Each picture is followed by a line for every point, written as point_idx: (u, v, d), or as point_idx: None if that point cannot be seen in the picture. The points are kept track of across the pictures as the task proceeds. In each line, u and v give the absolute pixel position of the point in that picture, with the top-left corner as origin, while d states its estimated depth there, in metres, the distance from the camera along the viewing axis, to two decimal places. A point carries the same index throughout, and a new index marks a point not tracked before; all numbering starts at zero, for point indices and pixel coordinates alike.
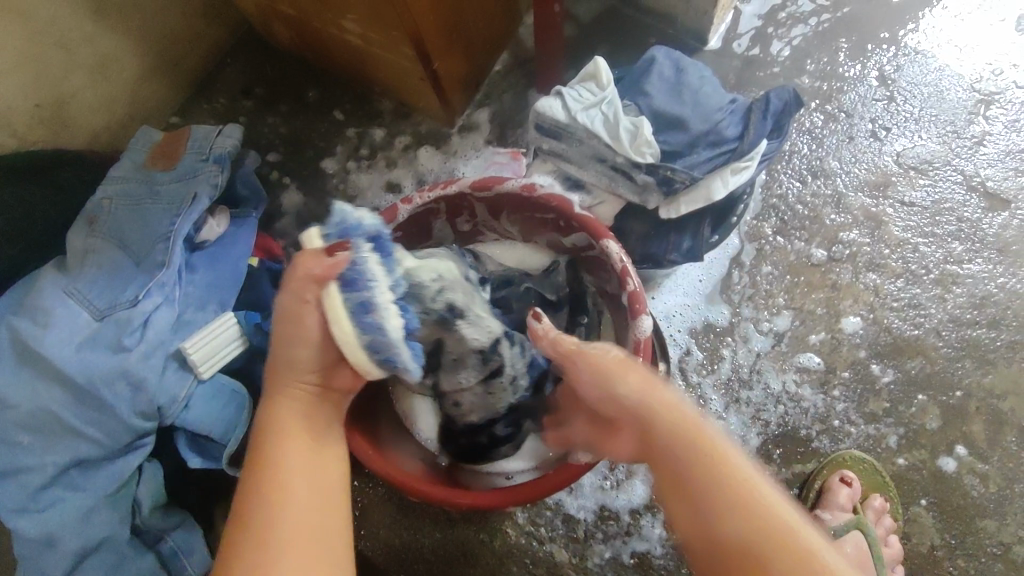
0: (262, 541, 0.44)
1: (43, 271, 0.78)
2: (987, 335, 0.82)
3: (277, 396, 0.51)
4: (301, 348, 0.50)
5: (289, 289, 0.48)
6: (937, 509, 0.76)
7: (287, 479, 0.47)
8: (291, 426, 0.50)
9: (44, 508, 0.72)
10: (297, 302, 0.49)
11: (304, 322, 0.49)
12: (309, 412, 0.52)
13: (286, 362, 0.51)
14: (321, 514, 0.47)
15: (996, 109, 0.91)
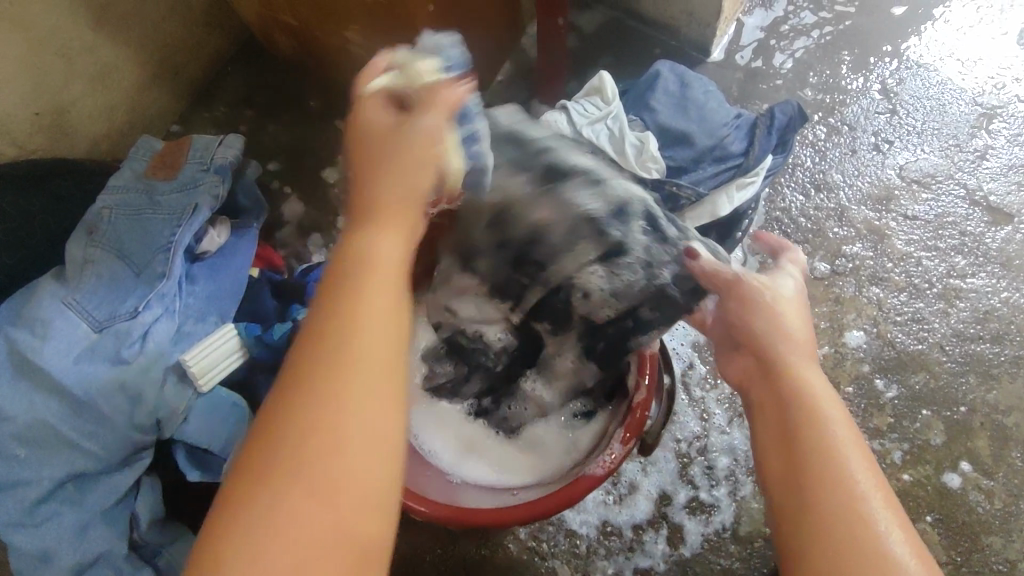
0: (301, 429, 0.38)
1: (41, 281, 0.78)
2: (990, 350, 0.82)
3: (356, 247, 0.44)
4: (384, 195, 0.45)
5: (366, 127, 0.47)
6: (942, 526, 0.76)
7: (343, 362, 0.39)
8: (362, 292, 0.41)
9: (39, 522, 0.71)
10: (383, 136, 0.46)
11: (393, 163, 0.45)
12: (386, 279, 0.42)
13: (367, 205, 0.45)
14: (372, 418, 0.39)
15: (998, 123, 0.91)
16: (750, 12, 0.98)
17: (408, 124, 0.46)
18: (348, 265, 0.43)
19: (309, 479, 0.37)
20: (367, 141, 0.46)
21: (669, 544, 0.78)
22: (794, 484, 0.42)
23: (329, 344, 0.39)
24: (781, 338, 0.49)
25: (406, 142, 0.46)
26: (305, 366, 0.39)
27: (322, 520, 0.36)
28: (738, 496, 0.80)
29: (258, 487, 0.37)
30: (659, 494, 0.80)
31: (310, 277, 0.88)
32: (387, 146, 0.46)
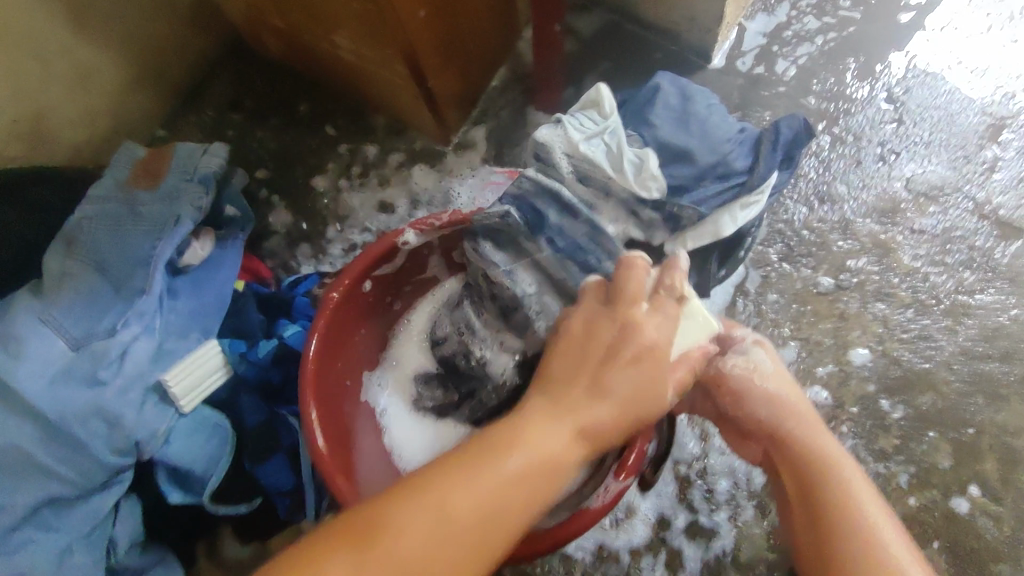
0: (425, 518, 0.41)
1: (16, 296, 0.72)
2: (999, 369, 0.79)
3: (552, 417, 0.46)
4: (599, 401, 0.46)
5: (625, 307, 0.49)
6: (949, 553, 0.73)
7: (488, 506, 0.42)
8: (523, 480, 0.44)
9: (10, 550, 0.66)
10: (643, 330, 0.48)
11: (651, 367, 0.47)
12: (549, 470, 0.45)
13: (575, 361, 0.48)
14: (459, 572, 0.41)
15: (1008, 133, 0.89)
16: (752, 17, 0.95)
17: (640, 317, 0.49)
18: (524, 433, 0.45)
19: (391, 564, 0.40)
20: (604, 325, 0.49)
21: (667, 570, 0.76)
22: (819, 535, 0.45)
23: (495, 472, 0.43)
24: (782, 407, 0.53)
25: (614, 356, 0.47)
26: (469, 466, 0.43)
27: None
28: (739, 520, 0.77)
29: (372, 531, 0.41)
30: (657, 518, 0.78)
31: (298, 290, 0.85)
32: (631, 332, 0.48)
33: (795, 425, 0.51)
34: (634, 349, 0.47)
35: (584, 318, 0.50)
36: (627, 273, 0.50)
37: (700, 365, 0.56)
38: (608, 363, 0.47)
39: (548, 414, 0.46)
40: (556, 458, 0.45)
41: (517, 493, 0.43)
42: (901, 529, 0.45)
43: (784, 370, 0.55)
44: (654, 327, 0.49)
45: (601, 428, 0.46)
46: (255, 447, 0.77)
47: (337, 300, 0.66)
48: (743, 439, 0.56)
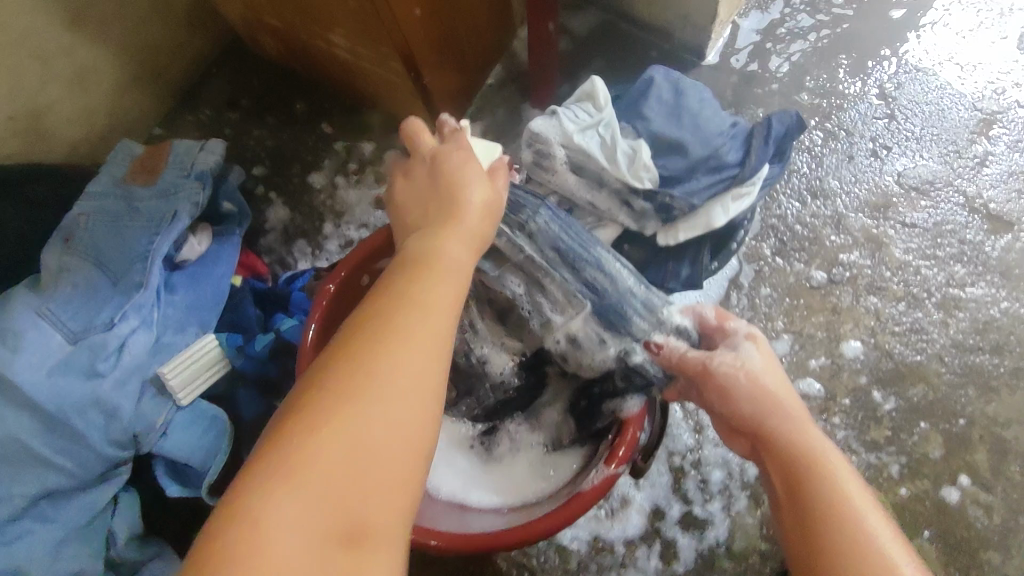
0: (344, 399, 0.36)
1: (14, 290, 0.73)
2: (990, 361, 0.80)
3: (433, 233, 0.47)
4: (458, 223, 0.47)
5: (438, 157, 0.51)
6: (940, 542, 0.74)
7: (404, 343, 0.39)
8: (422, 311, 0.41)
9: (10, 540, 0.67)
10: (466, 163, 0.51)
11: (465, 171, 0.50)
12: (459, 271, 0.45)
13: (432, 205, 0.49)
14: (412, 431, 0.37)
15: (998, 128, 0.89)
16: (746, 15, 0.96)
17: (478, 167, 0.51)
18: (434, 256, 0.44)
19: (333, 450, 0.35)
20: (445, 162, 0.51)
21: (662, 561, 0.77)
22: (811, 531, 0.46)
23: (401, 312, 0.40)
24: (771, 402, 0.52)
25: (450, 171, 0.50)
26: (381, 322, 0.40)
27: (341, 496, 0.34)
28: (733, 511, 0.78)
29: (293, 431, 0.35)
30: (652, 509, 0.78)
31: (295, 286, 0.85)
32: (456, 177, 0.50)
33: (783, 419, 0.51)
34: (481, 185, 0.49)
35: (407, 188, 0.52)
36: (420, 141, 0.53)
37: (690, 364, 0.55)
38: (468, 212, 0.48)
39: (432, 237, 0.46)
40: (445, 261, 0.44)
41: (424, 329, 0.40)
42: (891, 522, 0.45)
43: (775, 363, 0.55)
44: (479, 178, 0.50)
45: (476, 225, 0.48)
46: (253, 441, 0.78)
47: (332, 292, 0.66)
48: (731, 432, 0.57)
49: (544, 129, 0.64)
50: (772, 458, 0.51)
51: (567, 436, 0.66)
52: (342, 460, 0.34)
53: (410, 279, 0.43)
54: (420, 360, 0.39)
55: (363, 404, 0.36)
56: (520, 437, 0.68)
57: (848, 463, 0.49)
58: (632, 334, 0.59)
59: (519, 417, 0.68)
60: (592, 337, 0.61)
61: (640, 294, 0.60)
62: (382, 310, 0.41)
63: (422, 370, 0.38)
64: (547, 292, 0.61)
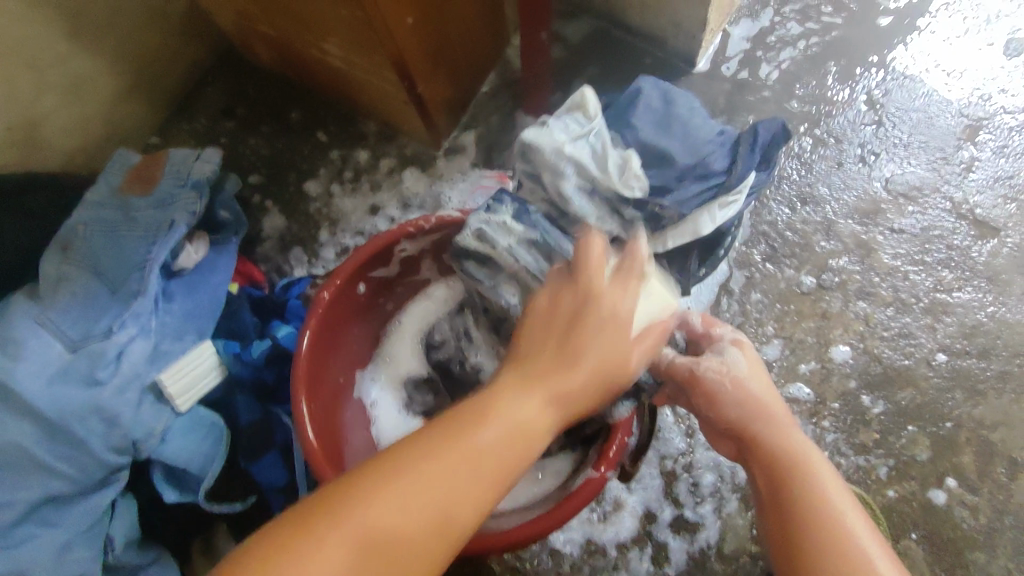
0: (415, 496, 0.41)
1: (13, 299, 0.74)
2: (976, 365, 0.81)
3: (541, 383, 0.46)
4: (575, 375, 0.47)
5: (596, 294, 0.48)
6: (928, 544, 0.75)
7: (477, 467, 0.43)
8: (496, 446, 0.44)
9: (9, 546, 0.67)
10: (615, 317, 0.48)
11: (613, 334, 0.48)
12: (522, 430, 0.45)
13: (555, 355, 0.47)
14: (449, 537, 0.42)
15: (984, 135, 0.91)
16: (736, 23, 0.97)
17: (630, 326, 0.49)
18: (502, 399, 0.45)
19: (395, 520, 0.40)
20: (600, 299, 0.48)
21: (654, 563, 0.78)
22: (794, 534, 0.47)
23: (484, 452, 0.43)
24: (756, 407, 0.53)
25: (607, 323, 0.48)
26: (459, 441, 0.43)
27: (374, 544, 0.40)
28: (724, 514, 0.79)
29: (357, 488, 0.41)
30: (644, 513, 0.79)
31: (292, 292, 0.86)
32: (602, 328, 0.48)
33: (767, 424, 0.53)
34: (625, 328, 0.48)
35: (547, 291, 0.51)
36: (584, 253, 0.50)
37: (677, 372, 0.56)
38: (594, 360, 0.47)
39: (535, 388, 0.46)
40: (536, 417, 0.45)
41: (490, 461, 0.43)
42: (871, 524, 0.47)
43: (761, 368, 0.56)
44: (628, 314, 0.49)
45: (577, 393, 0.46)
46: (249, 446, 0.79)
47: (326, 300, 0.67)
48: (716, 436, 0.58)
49: (537, 135, 0.65)
50: (756, 463, 0.52)
51: (557, 443, 0.67)
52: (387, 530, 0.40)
53: (500, 413, 0.45)
54: (480, 482, 0.43)
55: (420, 498, 0.41)
56: None
57: (830, 466, 0.50)
58: None
59: None
60: None
61: None
62: (470, 430, 0.44)
63: (482, 486, 0.43)
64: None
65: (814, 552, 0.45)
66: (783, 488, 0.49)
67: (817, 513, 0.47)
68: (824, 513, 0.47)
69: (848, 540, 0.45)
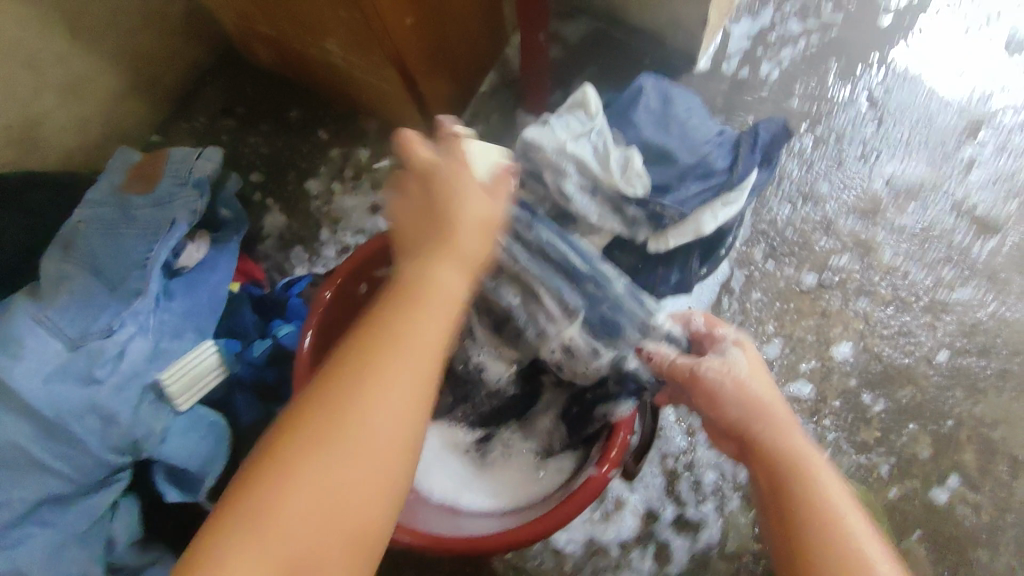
0: (335, 416, 0.39)
1: (13, 298, 0.73)
2: (977, 363, 0.81)
3: (429, 259, 0.45)
4: (452, 237, 0.46)
5: (434, 164, 0.49)
6: (929, 542, 0.75)
7: (397, 374, 0.40)
8: (406, 343, 0.41)
9: (8, 546, 0.66)
10: (461, 178, 0.48)
11: (464, 193, 0.47)
12: (450, 306, 0.43)
13: (427, 228, 0.47)
14: (389, 455, 0.39)
15: (985, 133, 0.91)
16: (736, 21, 0.97)
17: (477, 181, 0.49)
18: (414, 285, 0.43)
19: (316, 471, 0.37)
20: (442, 180, 0.48)
21: (655, 562, 0.78)
22: (795, 532, 0.47)
23: (392, 342, 0.41)
24: (758, 407, 0.53)
25: (464, 190, 0.48)
26: (363, 354, 0.40)
27: (318, 504, 0.37)
28: (725, 513, 0.79)
29: (277, 455, 0.38)
30: (645, 512, 0.79)
31: (292, 290, 0.86)
32: (456, 197, 0.47)
33: (769, 423, 0.52)
34: (487, 197, 0.48)
35: (405, 202, 0.49)
36: (415, 153, 0.50)
37: (679, 371, 0.56)
38: (469, 233, 0.46)
39: (429, 263, 0.44)
40: (435, 284, 0.43)
41: (405, 360, 0.40)
42: (871, 523, 0.47)
43: (764, 370, 0.56)
44: (476, 191, 0.48)
45: (470, 258, 0.45)
46: (251, 446, 0.80)
47: (329, 298, 0.67)
48: (717, 435, 0.57)
49: (536, 135, 0.65)
50: (758, 462, 0.52)
51: (558, 443, 0.67)
52: (315, 479, 0.37)
53: (392, 310, 0.42)
54: (397, 380, 0.40)
55: (339, 431, 0.38)
56: (513, 445, 0.69)
57: (831, 465, 0.50)
58: (624, 344, 0.60)
59: (513, 425, 0.69)
60: (588, 344, 0.61)
61: (633, 307, 0.60)
62: (362, 339, 0.41)
63: (406, 388, 0.40)
64: (541, 304, 0.62)
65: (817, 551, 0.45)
66: (785, 488, 0.49)
67: (819, 512, 0.46)
68: (825, 511, 0.46)
69: (849, 539, 0.45)
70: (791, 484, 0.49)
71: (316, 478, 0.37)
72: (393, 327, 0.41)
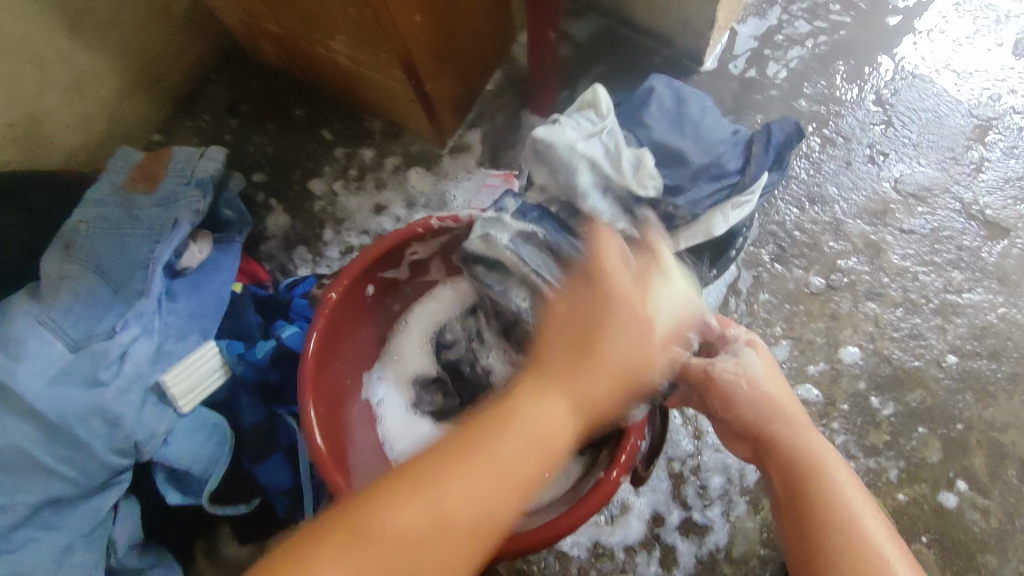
0: (446, 482, 0.44)
1: (15, 299, 0.73)
2: (988, 366, 0.81)
3: (556, 379, 0.49)
4: (587, 367, 0.49)
5: (603, 279, 0.52)
6: (939, 546, 0.74)
7: (498, 476, 0.45)
8: (519, 452, 0.46)
9: (12, 549, 0.67)
10: (630, 301, 0.51)
11: (624, 318, 0.50)
12: (558, 439, 0.47)
13: (576, 347, 0.50)
14: (468, 545, 0.44)
15: (994, 135, 0.90)
16: (744, 22, 0.97)
17: (642, 313, 0.51)
18: (535, 401, 0.48)
19: (405, 533, 0.43)
20: (608, 290, 0.51)
21: (663, 566, 0.77)
22: (811, 534, 0.46)
23: (508, 432, 0.46)
24: (771, 406, 0.53)
25: (621, 315, 0.50)
26: (479, 447, 0.46)
27: (395, 560, 0.42)
28: (734, 516, 0.78)
29: (377, 506, 0.43)
30: (652, 515, 0.79)
31: (296, 292, 0.85)
32: (613, 318, 0.50)
33: (783, 425, 0.52)
34: (640, 325, 0.50)
35: (567, 296, 0.53)
36: (602, 250, 0.54)
37: (690, 369, 0.56)
38: (606, 362, 0.49)
39: (556, 385, 0.49)
40: (558, 404, 0.48)
41: (512, 469, 0.46)
42: (888, 526, 0.46)
43: (776, 368, 0.56)
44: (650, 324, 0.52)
45: (599, 395, 0.49)
46: (253, 447, 0.78)
47: (335, 300, 0.66)
48: (726, 435, 0.57)
49: (546, 132, 0.63)
50: (773, 463, 0.51)
51: None
52: (403, 543, 0.43)
53: (522, 418, 0.47)
54: (499, 489, 0.45)
55: (437, 512, 0.44)
56: None
57: (845, 466, 0.50)
58: None
59: None
60: None
61: None
62: (493, 438, 0.46)
63: (501, 502, 0.45)
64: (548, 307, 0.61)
65: (838, 554, 0.44)
66: (801, 489, 0.49)
67: (838, 513, 0.46)
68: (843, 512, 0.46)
69: (868, 541, 0.45)
70: (808, 485, 0.49)
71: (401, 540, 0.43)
72: (512, 435, 0.46)
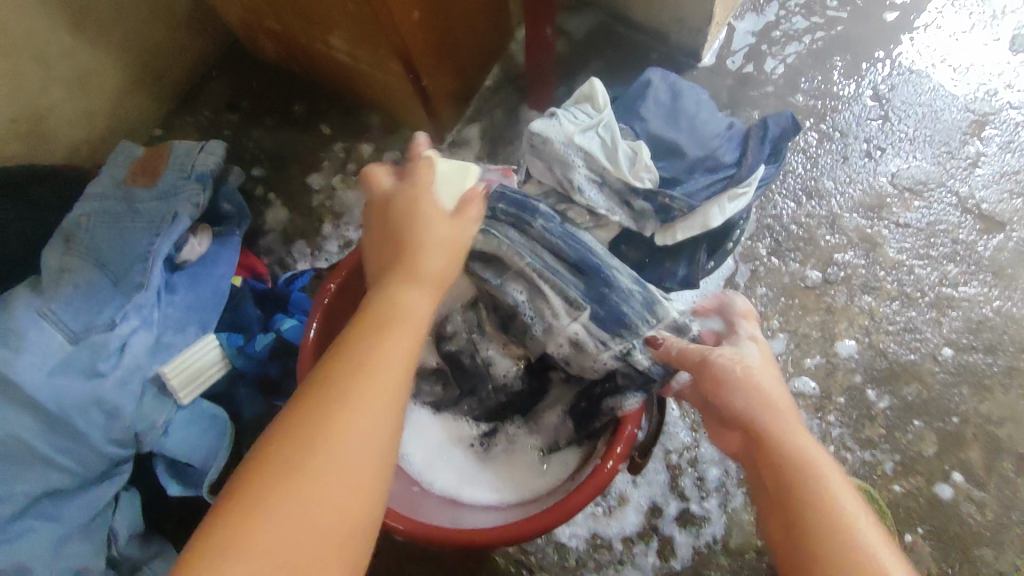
0: (316, 433, 0.39)
1: (15, 290, 0.73)
2: (983, 360, 0.81)
3: (393, 284, 0.46)
4: (411, 261, 0.47)
5: (394, 203, 0.51)
6: (934, 539, 0.75)
7: (372, 390, 0.41)
8: (381, 358, 0.42)
9: (9, 539, 0.66)
10: (419, 203, 0.50)
11: (421, 215, 0.49)
12: (415, 322, 0.45)
13: (390, 252, 0.49)
14: (369, 463, 0.39)
15: (990, 129, 0.91)
16: (741, 17, 0.97)
17: (440, 209, 0.50)
18: (378, 309, 0.45)
19: (297, 492, 0.37)
20: (398, 207, 0.50)
21: (660, 557, 0.77)
22: (798, 537, 0.45)
23: (364, 358, 0.42)
24: (764, 404, 0.52)
25: (421, 211, 0.49)
26: (338, 378, 0.41)
27: (303, 519, 0.37)
28: (730, 508, 0.79)
29: (257, 481, 0.38)
30: (650, 507, 0.79)
31: (295, 286, 0.87)
32: (410, 222, 0.49)
33: (776, 424, 0.51)
34: (448, 215, 0.50)
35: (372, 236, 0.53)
36: (375, 185, 0.53)
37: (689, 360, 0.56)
38: (427, 248, 0.48)
39: (392, 289, 0.46)
40: (403, 301, 0.45)
41: (380, 375, 0.41)
42: (886, 538, 0.44)
43: (772, 366, 0.55)
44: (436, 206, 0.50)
45: (439, 272, 0.48)
46: (256, 439, 0.79)
47: (334, 291, 0.67)
48: (723, 430, 0.57)
49: (544, 127, 0.65)
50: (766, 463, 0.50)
51: (564, 437, 0.66)
52: (296, 501, 0.37)
53: (367, 332, 0.43)
54: (379, 403, 0.41)
55: (320, 457, 0.38)
56: (517, 438, 0.68)
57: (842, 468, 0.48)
58: (632, 334, 0.59)
59: (518, 419, 0.69)
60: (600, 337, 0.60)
61: (637, 294, 0.60)
62: (342, 362, 0.42)
63: (383, 412, 0.41)
64: (546, 299, 0.61)
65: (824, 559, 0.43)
66: (792, 491, 0.47)
67: (828, 518, 0.45)
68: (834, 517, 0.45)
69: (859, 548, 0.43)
70: (800, 487, 0.47)
71: (295, 500, 0.37)
72: (363, 351, 0.42)
